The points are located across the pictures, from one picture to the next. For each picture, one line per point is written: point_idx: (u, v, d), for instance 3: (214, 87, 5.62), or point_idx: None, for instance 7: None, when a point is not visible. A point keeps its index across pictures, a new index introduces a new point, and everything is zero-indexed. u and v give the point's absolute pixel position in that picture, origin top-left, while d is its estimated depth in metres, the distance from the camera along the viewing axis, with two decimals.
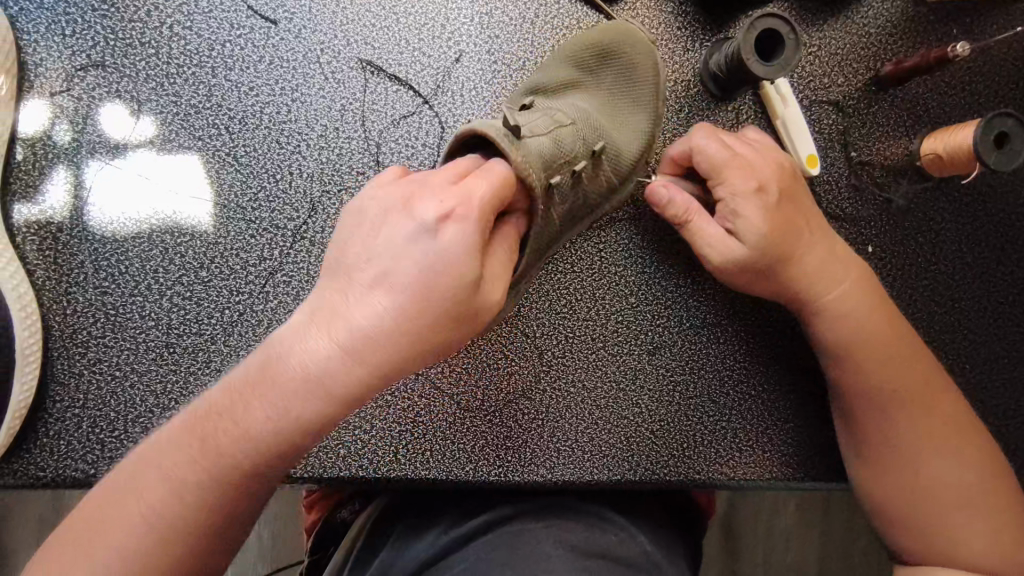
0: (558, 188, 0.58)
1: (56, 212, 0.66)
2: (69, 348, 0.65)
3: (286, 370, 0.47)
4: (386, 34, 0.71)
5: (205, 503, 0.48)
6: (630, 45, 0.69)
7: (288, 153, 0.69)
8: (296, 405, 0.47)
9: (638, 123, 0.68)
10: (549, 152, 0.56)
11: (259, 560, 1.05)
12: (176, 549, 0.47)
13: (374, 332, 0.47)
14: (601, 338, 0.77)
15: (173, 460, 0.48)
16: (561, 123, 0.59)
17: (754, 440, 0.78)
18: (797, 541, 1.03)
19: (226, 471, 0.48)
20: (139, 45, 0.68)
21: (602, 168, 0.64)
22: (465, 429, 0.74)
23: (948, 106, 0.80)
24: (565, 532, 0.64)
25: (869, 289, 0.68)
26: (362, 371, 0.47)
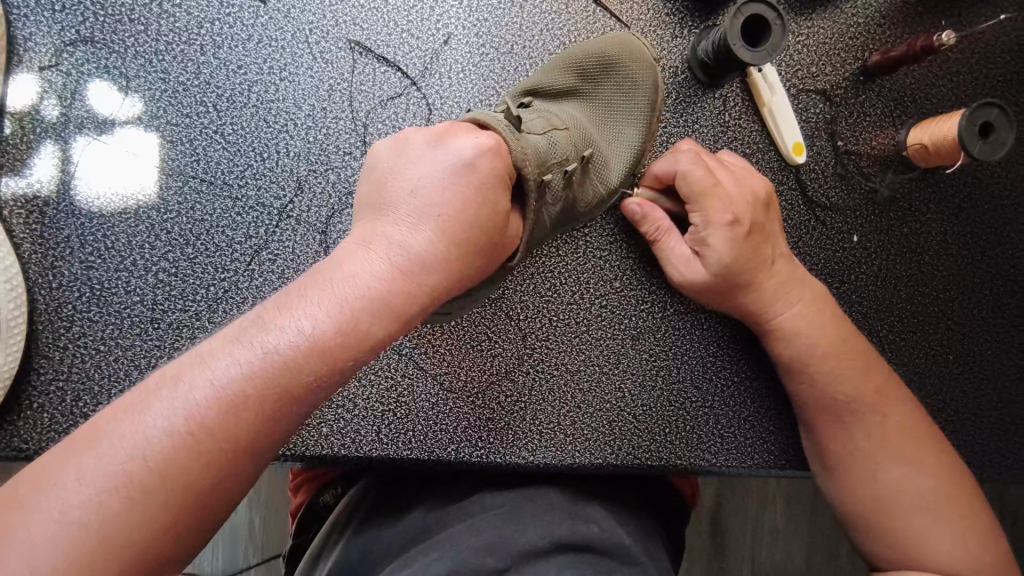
0: (549, 187, 0.56)
1: (43, 186, 0.66)
2: (54, 322, 0.65)
3: (342, 286, 0.46)
4: (375, 15, 0.71)
5: (242, 423, 0.42)
6: (637, 61, 0.70)
7: (275, 132, 0.69)
8: (351, 317, 0.45)
9: (629, 138, 0.69)
10: (542, 149, 0.55)
11: (249, 549, 1.06)
12: (207, 470, 0.41)
13: (425, 246, 0.48)
14: (585, 322, 0.77)
15: (206, 375, 0.43)
16: (556, 127, 0.59)
17: (736, 427, 0.79)
18: (782, 531, 1.03)
19: (270, 393, 0.42)
20: (128, 22, 0.68)
21: (590, 177, 0.64)
22: (448, 410, 0.74)
23: (936, 97, 0.80)
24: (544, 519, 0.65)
25: (824, 306, 0.70)
26: (413, 287, 0.47)
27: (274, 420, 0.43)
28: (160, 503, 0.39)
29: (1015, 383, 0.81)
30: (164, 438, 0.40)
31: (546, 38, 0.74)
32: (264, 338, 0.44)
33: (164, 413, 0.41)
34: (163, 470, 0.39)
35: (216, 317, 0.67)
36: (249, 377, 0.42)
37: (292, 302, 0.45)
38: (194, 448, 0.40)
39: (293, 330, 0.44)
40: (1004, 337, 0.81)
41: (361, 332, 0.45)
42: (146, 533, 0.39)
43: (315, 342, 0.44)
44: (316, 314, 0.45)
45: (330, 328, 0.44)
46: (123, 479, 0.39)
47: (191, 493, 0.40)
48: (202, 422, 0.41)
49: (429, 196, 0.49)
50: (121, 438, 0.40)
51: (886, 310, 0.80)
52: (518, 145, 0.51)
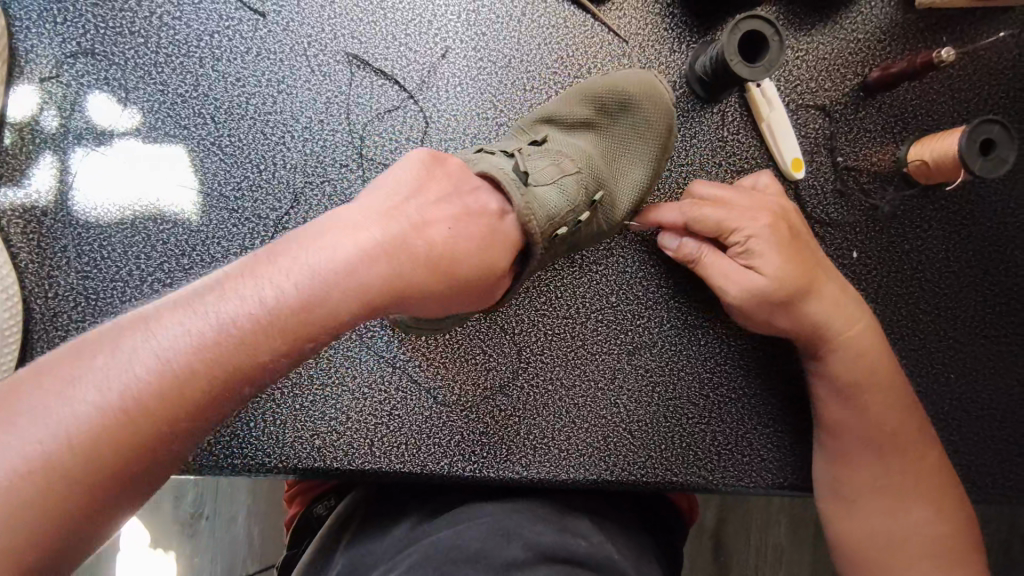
0: (560, 236, 0.59)
1: (41, 197, 0.67)
2: (49, 331, 0.65)
3: (306, 268, 0.48)
4: (373, 29, 0.71)
5: (183, 405, 0.43)
6: (654, 95, 0.68)
7: (273, 144, 0.69)
8: (314, 296, 0.47)
9: (638, 180, 0.68)
10: (558, 202, 0.58)
11: (247, 560, 1.05)
12: (141, 452, 0.42)
13: (395, 248, 0.50)
14: (581, 336, 0.77)
15: (156, 345, 0.44)
16: (567, 172, 0.61)
17: (734, 444, 0.78)
18: (783, 547, 1.01)
19: (216, 371, 0.44)
20: (128, 34, 0.69)
21: (600, 216, 0.65)
22: (442, 424, 0.74)
23: (936, 113, 0.79)
24: (533, 536, 0.64)
25: (874, 337, 0.68)
26: (372, 281, 0.49)
27: (220, 398, 0.45)
28: (88, 480, 0.40)
29: (1018, 403, 0.80)
30: (99, 411, 0.41)
31: (544, 52, 0.74)
32: (220, 311, 0.45)
33: (104, 383, 0.42)
34: (92, 443, 0.41)
35: None
36: (196, 354, 0.44)
37: (254, 277, 0.47)
38: (132, 424, 0.42)
39: (250, 308, 0.46)
40: (1008, 356, 0.80)
41: (318, 315, 0.47)
42: (67, 504, 0.40)
43: (271, 318, 0.46)
44: (279, 293, 0.46)
45: (285, 307, 0.46)
46: (54, 452, 0.40)
47: (122, 470, 0.41)
48: (143, 395, 0.42)
49: (418, 210, 0.53)
50: (56, 410, 0.41)
51: (886, 328, 0.79)
52: (525, 203, 0.55)
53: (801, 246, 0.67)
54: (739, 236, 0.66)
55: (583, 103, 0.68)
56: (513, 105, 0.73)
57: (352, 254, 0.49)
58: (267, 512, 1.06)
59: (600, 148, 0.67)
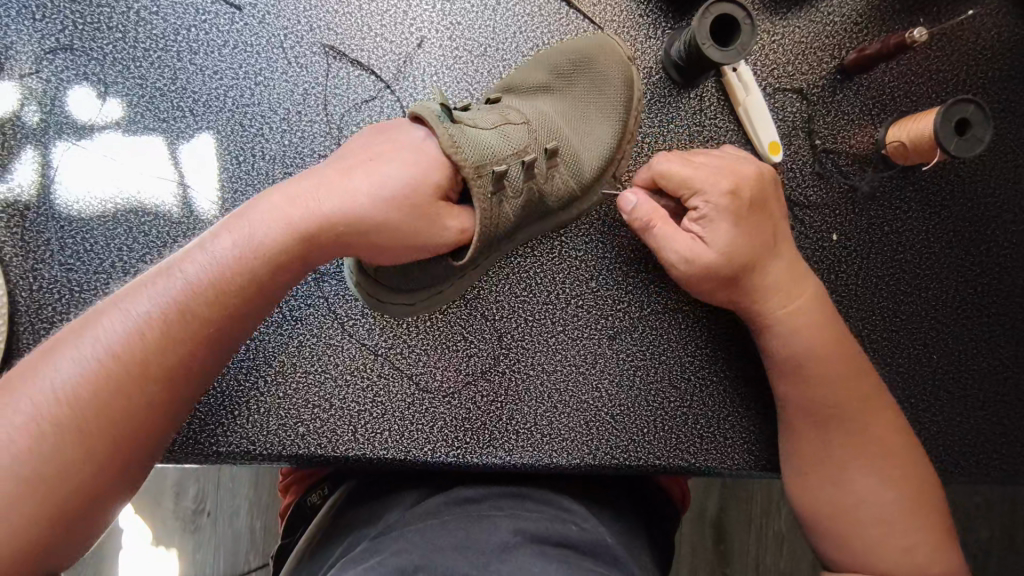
0: (507, 179, 0.56)
1: (23, 191, 0.68)
2: (35, 323, 0.66)
3: (252, 230, 0.52)
4: (349, 20, 0.72)
5: (161, 352, 0.48)
6: (610, 54, 0.69)
7: (251, 136, 0.70)
8: (254, 244, 0.51)
9: (603, 135, 0.67)
10: (491, 143, 0.56)
11: (250, 554, 1.06)
12: (132, 398, 0.47)
13: (333, 196, 0.53)
14: (561, 322, 0.78)
15: (124, 311, 0.49)
16: (511, 122, 0.60)
17: (716, 426, 0.78)
18: (785, 535, 1.02)
19: (181, 320, 0.49)
20: (106, 29, 0.70)
21: (558, 170, 0.63)
22: (424, 410, 0.75)
23: (915, 95, 0.80)
24: (517, 519, 0.65)
25: (818, 307, 0.67)
26: (316, 231, 0.52)
27: (183, 344, 0.49)
28: (77, 435, 0.45)
29: (1001, 381, 0.80)
30: (82, 370, 0.46)
31: (519, 40, 0.74)
32: (173, 274, 0.50)
33: (79, 348, 0.47)
34: (75, 398, 0.45)
35: None
36: (164, 310, 0.49)
37: (202, 244, 0.52)
38: (108, 376, 0.46)
39: (206, 266, 0.51)
40: (989, 335, 0.80)
41: (260, 264, 0.51)
42: (63, 459, 0.44)
43: (219, 269, 0.51)
44: (229, 250, 0.51)
45: (232, 258, 0.51)
46: (41, 413, 0.44)
47: (106, 419, 0.46)
48: (112, 350, 0.47)
49: (353, 168, 0.54)
50: (41, 378, 0.46)
51: (866, 309, 0.79)
52: (447, 137, 0.53)
53: (757, 217, 0.66)
54: (699, 203, 0.65)
55: (543, 71, 0.70)
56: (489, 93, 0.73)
57: (289, 209, 0.52)
58: (269, 509, 1.06)
59: (560, 110, 0.67)
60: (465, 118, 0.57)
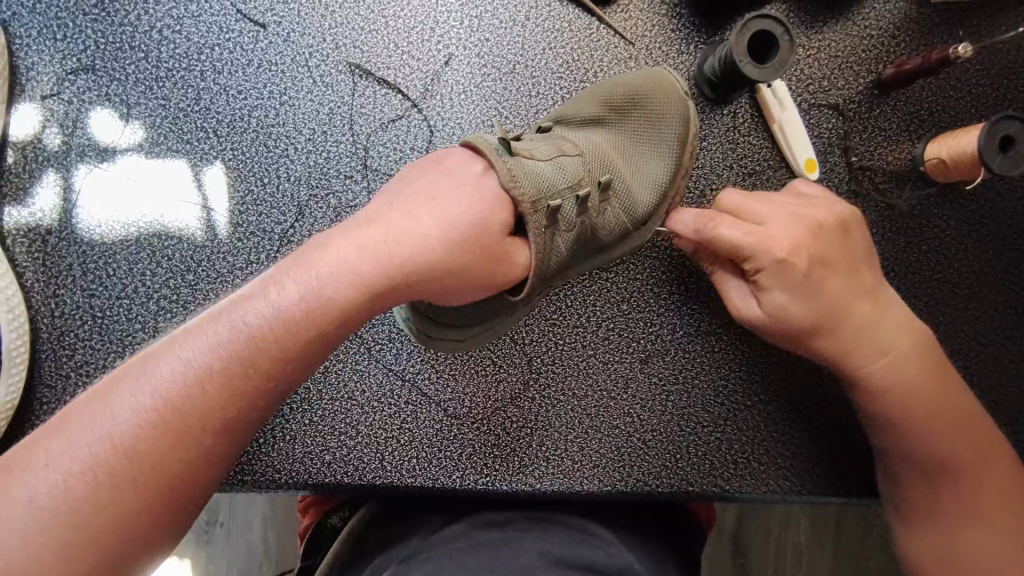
0: (561, 213, 0.55)
1: (45, 215, 0.67)
2: (57, 351, 0.65)
3: (317, 269, 0.48)
4: (375, 37, 0.70)
5: (222, 405, 0.45)
6: (667, 90, 0.66)
7: (276, 156, 0.69)
8: (321, 291, 0.48)
9: (653, 169, 0.64)
10: (549, 175, 0.55)
11: (264, 566, 1.02)
12: (190, 449, 0.44)
13: (403, 238, 0.49)
14: (591, 346, 0.76)
15: (185, 355, 0.45)
16: (566, 153, 0.58)
17: (750, 452, 0.76)
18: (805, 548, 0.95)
19: (242, 370, 0.46)
20: (128, 49, 0.68)
21: (610, 203, 0.60)
22: (452, 436, 0.73)
23: (954, 110, 0.77)
24: (549, 544, 0.63)
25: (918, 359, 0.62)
26: (384, 271, 0.49)
27: (240, 396, 0.46)
28: (129, 489, 0.42)
29: None
30: (139, 417, 0.43)
31: (549, 57, 0.72)
32: (233, 318, 0.47)
33: (137, 395, 0.44)
34: (132, 445, 0.42)
35: None
36: (225, 358, 0.45)
37: (264, 284, 0.48)
38: (165, 427, 0.43)
39: (268, 312, 0.47)
40: None
41: (325, 312, 0.48)
42: (117, 507, 0.41)
43: (282, 316, 0.47)
44: (292, 295, 0.47)
45: (297, 305, 0.47)
46: (96, 461, 0.41)
47: (159, 474, 0.43)
48: (170, 400, 0.44)
49: (418, 207, 0.51)
50: (97, 420, 0.43)
51: None
52: (505, 168, 0.52)
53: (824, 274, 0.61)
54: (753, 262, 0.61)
55: (596, 102, 0.67)
56: (518, 112, 0.71)
57: (361, 250, 0.49)
58: (286, 544, 1.02)
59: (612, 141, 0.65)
60: (524, 150, 0.56)
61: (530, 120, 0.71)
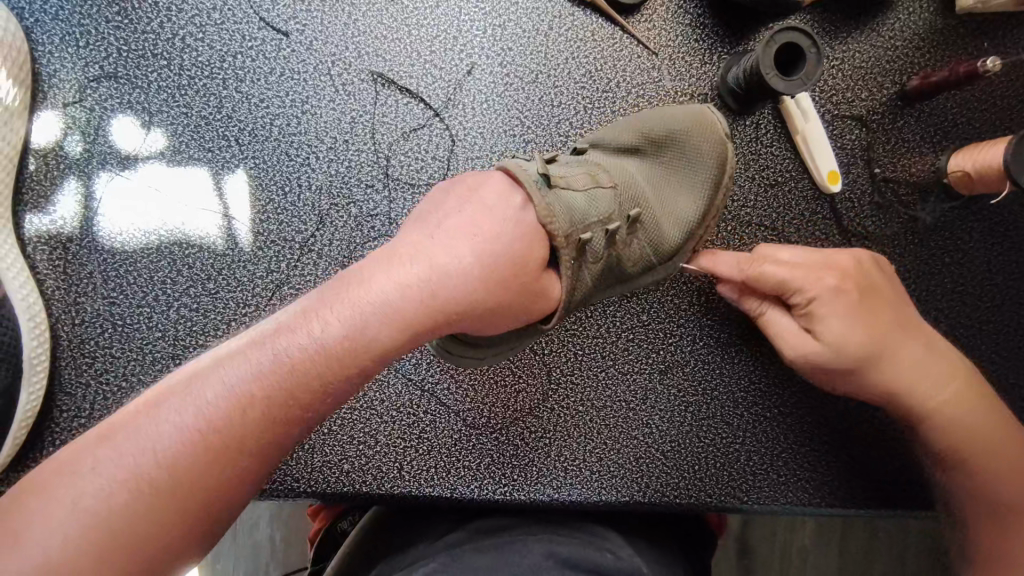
0: (589, 247, 0.55)
1: (66, 223, 0.66)
2: (77, 358, 0.65)
3: (359, 296, 0.48)
4: (398, 46, 0.70)
5: (260, 430, 0.45)
6: (705, 124, 0.65)
7: (298, 165, 0.68)
8: (362, 327, 0.47)
9: (684, 203, 0.63)
10: (582, 207, 0.55)
11: (271, 565, 0.98)
12: (227, 470, 0.44)
13: (443, 272, 0.49)
14: (611, 357, 0.75)
15: (227, 376, 0.46)
16: (600, 183, 0.58)
17: (769, 464, 0.75)
18: (811, 553, 0.91)
19: (279, 395, 0.46)
20: (151, 56, 0.68)
21: (637, 235, 0.61)
22: (470, 446, 0.73)
23: (978, 122, 0.77)
24: (556, 543, 0.63)
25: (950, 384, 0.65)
26: (421, 300, 0.48)
27: (277, 426, 0.46)
28: (166, 504, 0.42)
29: None
30: (179, 437, 0.44)
31: (572, 66, 0.72)
32: (276, 346, 0.46)
33: (181, 413, 0.44)
34: (171, 462, 0.43)
35: None
36: (263, 382, 0.45)
37: (309, 314, 0.48)
38: (203, 449, 0.44)
39: (308, 339, 0.47)
40: None
41: (364, 344, 0.47)
42: (153, 521, 0.42)
43: (323, 351, 0.46)
44: (332, 323, 0.47)
45: (337, 334, 0.47)
46: (137, 474, 0.42)
47: (195, 493, 0.43)
48: (211, 423, 0.44)
49: (459, 236, 0.51)
50: (141, 435, 0.44)
51: None
52: (543, 204, 0.51)
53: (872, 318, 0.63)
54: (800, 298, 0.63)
55: (635, 130, 0.66)
56: (541, 121, 0.71)
57: (402, 285, 0.48)
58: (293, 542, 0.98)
59: (646, 172, 0.64)
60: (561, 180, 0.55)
61: (552, 130, 0.71)
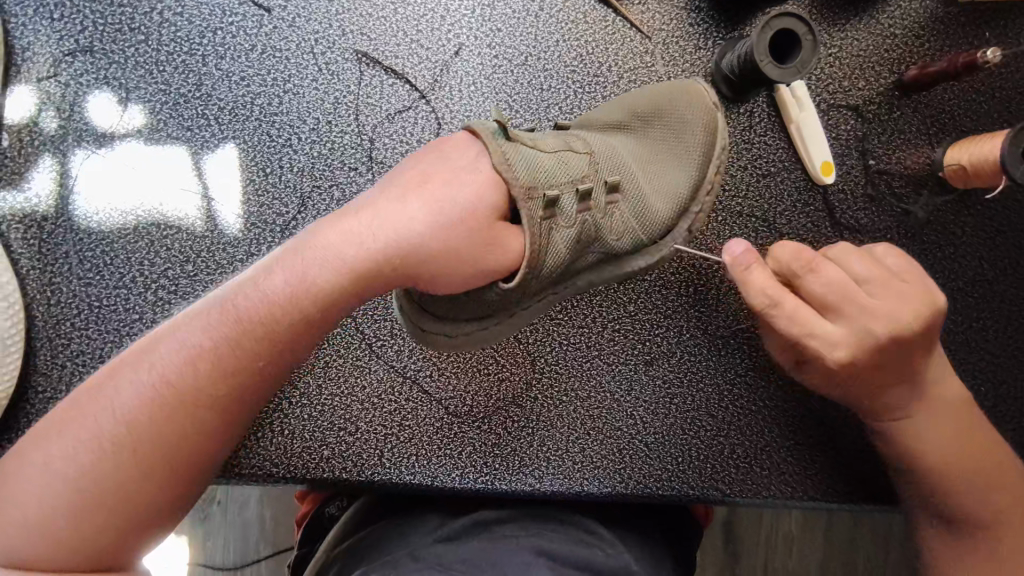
0: (559, 206, 0.52)
1: (41, 201, 0.65)
2: (53, 340, 0.64)
3: (306, 255, 0.47)
4: (383, 24, 0.68)
5: (216, 386, 0.45)
6: (693, 99, 0.63)
7: (279, 147, 0.67)
8: (310, 283, 0.47)
9: (670, 177, 0.62)
10: (548, 164, 0.53)
11: (261, 541, 0.97)
12: (186, 426, 0.45)
13: (388, 224, 0.48)
14: (596, 347, 0.75)
15: (180, 337, 0.46)
16: (574, 150, 0.56)
17: (753, 457, 0.75)
18: (795, 537, 0.90)
19: (230, 352, 0.46)
20: (128, 31, 0.66)
21: (618, 205, 0.58)
22: (452, 435, 0.73)
23: (976, 115, 0.75)
24: (543, 540, 0.63)
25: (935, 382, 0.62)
26: (371, 255, 0.47)
27: (233, 379, 0.46)
28: (130, 461, 0.43)
29: None
30: (136, 397, 0.44)
31: (562, 49, 0.70)
32: (225, 303, 0.47)
33: (139, 372, 0.45)
34: (132, 423, 0.44)
35: None
36: (215, 341, 0.45)
37: (256, 273, 0.48)
38: (159, 408, 0.44)
39: (259, 298, 0.46)
40: None
41: (311, 299, 0.47)
42: (121, 479, 0.43)
43: (271, 306, 0.46)
44: (282, 282, 0.47)
45: (287, 290, 0.46)
46: (101, 436, 0.43)
47: (154, 451, 0.44)
48: (166, 380, 0.44)
49: (409, 191, 0.49)
50: (103, 398, 0.44)
51: None
52: (502, 155, 0.50)
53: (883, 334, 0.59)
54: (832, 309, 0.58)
55: (620, 108, 0.65)
56: (529, 105, 0.69)
57: (347, 239, 0.47)
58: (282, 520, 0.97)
59: (631, 148, 0.62)
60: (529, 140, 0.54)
61: (541, 115, 0.69)
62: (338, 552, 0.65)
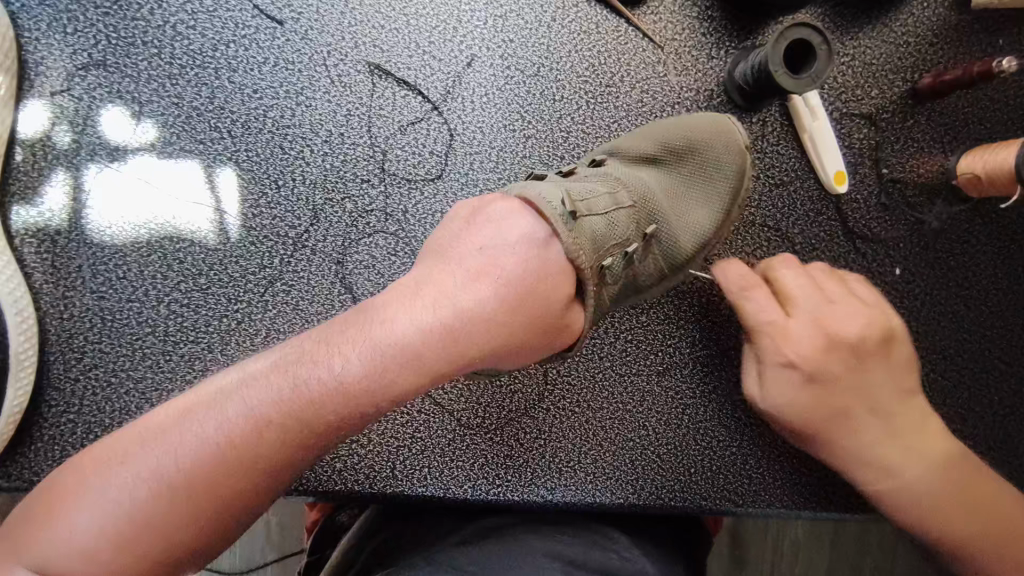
0: (608, 269, 0.54)
1: (54, 215, 0.65)
2: (66, 354, 0.64)
3: (380, 328, 0.47)
4: (396, 36, 0.68)
5: (277, 455, 0.45)
6: (728, 139, 0.63)
7: (291, 159, 0.67)
8: (383, 366, 0.46)
9: (699, 217, 0.62)
10: (602, 231, 0.53)
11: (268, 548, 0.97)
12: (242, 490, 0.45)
13: (466, 306, 0.47)
14: (609, 357, 0.74)
15: (251, 396, 0.46)
16: (620, 203, 0.56)
17: (766, 467, 0.75)
18: (801, 544, 0.90)
19: (294, 425, 0.45)
20: (141, 44, 0.66)
21: (653, 252, 0.60)
22: (464, 446, 0.72)
23: (990, 123, 0.75)
24: (557, 546, 0.63)
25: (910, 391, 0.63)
26: (442, 334, 0.47)
27: (294, 454, 0.46)
28: (184, 511, 0.43)
29: None
30: (200, 452, 0.44)
31: (575, 60, 0.70)
32: (297, 371, 0.46)
33: (206, 425, 0.45)
34: (190, 477, 0.43)
35: (229, 351, 0.65)
36: (281, 409, 0.45)
37: (332, 340, 0.47)
38: (218, 469, 0.44)
39: (330, 372, 0.46)
40: None
41: (382, 382, 0.46)
42: (171, 525, 0.43)
43: (342, 386, 0.45)
44: (354, 359, 0.46)
45: (360, 368, 0.46)
46: (159, 482, 0.43)
47: (212, 509, 0.44)
48: (230, 442, 0.44)
49: (484, 266, 0.49)
50: (167, 442, 0.45)
51: (929, 348, 0.74)
52: (568, 235, 0.50)
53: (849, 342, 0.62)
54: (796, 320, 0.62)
55: (650, 139, 0.64)
56: (541, 115, 0.69)
57: (422, 315, 0.47)
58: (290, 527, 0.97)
59: (661, 183, 0.62)
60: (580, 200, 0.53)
61: (553, 126, 0.69)
62: (351, 563, 0.65)
